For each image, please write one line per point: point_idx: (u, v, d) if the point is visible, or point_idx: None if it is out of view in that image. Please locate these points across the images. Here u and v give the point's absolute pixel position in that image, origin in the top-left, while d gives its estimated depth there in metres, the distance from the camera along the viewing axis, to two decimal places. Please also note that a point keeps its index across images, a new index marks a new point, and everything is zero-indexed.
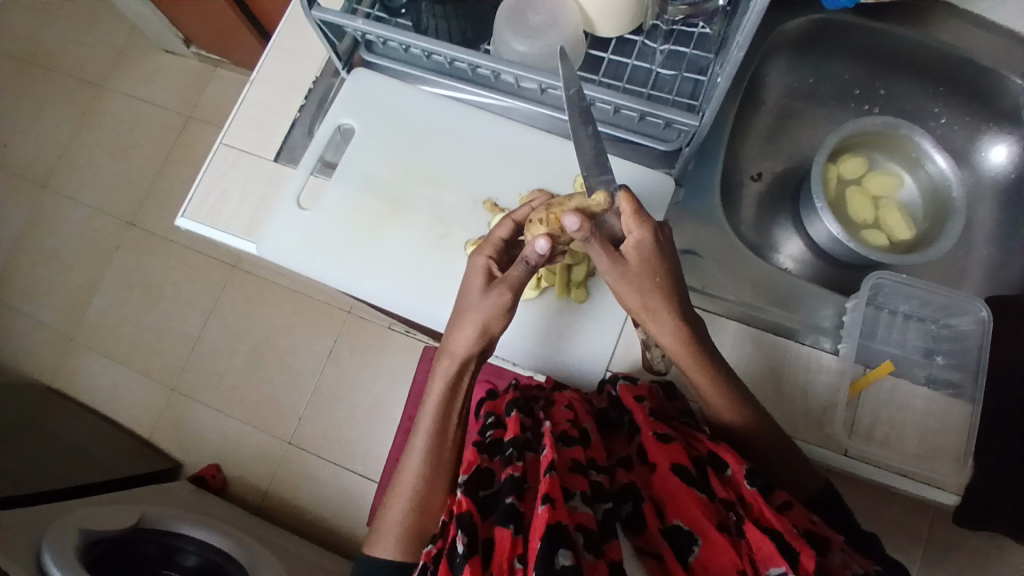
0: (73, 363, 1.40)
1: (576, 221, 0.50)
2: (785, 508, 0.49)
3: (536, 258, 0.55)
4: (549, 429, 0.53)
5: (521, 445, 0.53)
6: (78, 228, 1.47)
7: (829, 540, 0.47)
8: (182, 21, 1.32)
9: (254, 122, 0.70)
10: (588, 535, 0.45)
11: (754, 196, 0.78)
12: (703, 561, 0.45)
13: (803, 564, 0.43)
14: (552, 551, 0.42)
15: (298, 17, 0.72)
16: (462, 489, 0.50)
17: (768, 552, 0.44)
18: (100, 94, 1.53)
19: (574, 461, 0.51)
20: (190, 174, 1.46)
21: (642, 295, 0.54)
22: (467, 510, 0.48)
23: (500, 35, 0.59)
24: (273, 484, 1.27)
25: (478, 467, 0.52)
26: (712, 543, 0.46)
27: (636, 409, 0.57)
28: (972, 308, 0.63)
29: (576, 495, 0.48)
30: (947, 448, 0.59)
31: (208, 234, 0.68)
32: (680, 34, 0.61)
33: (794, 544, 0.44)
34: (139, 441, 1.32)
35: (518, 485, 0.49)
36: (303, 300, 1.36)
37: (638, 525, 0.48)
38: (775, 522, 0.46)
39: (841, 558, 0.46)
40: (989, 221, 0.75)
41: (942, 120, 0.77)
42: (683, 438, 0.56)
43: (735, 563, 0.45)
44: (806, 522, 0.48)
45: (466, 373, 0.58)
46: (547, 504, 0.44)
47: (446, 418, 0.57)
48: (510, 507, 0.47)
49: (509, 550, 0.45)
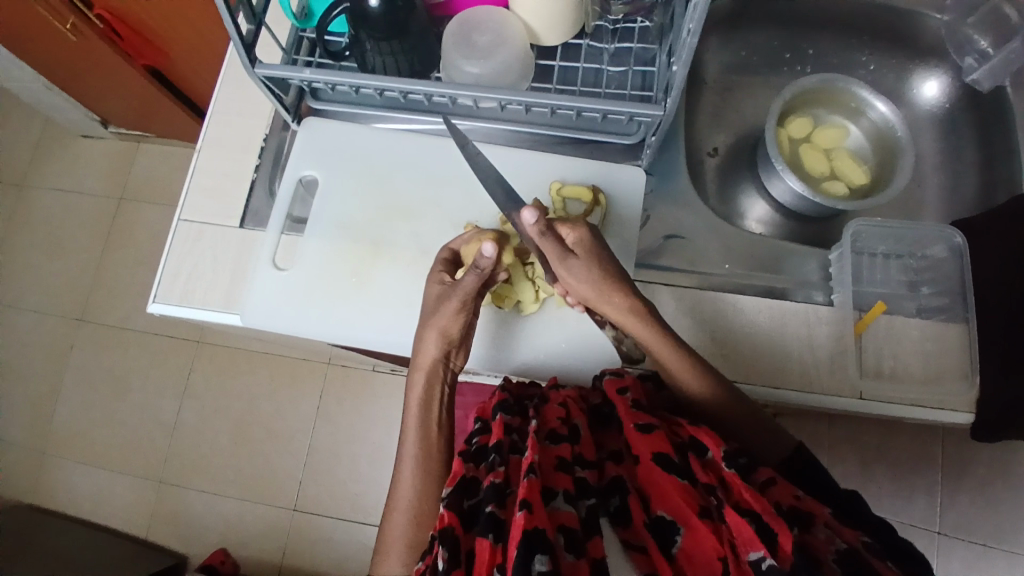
0: (46, 477, 1.31)
1: (534, 211, 0.51)
2: (768, 486, 0.45)
3: (486, 265, 0.54)
4: (533, 428, 0.49)
5: (504, 450, 0.48)
6: (24, 335, 1.38)
7: (813, 515, 0.43)
8: (96, 102, 1.27)
9: (211, 191, 0.67)
10: (570, 536, 0.41)
11: (714, 170, 0.81)
12: (686, 552, 0.42)
13: (781, 547, 0.39)
14: (528, 556, 0.38)
15: (237, 79, 0.71)
16: (445, 503, 0.46)
17: (746, 536, 0.40)
18: (22, 193, 1.45)
19: (559, 458, 0.47)
20: (133, 256, 1.40)
21: (598, 290, 0.53)
22: (448, 523, 0.44)
23: (450, 61, 0.59)
24: (286, 555, 1.22)
25: (463, 477, 0.48)
26: (694, 531, 0.42)
27: (619, 400, 0.53)
28: (946, 236, 0.68)
29: (559, 494, 0.43)
30: (950, 371, 0.61)
31: (184, 315, 0.64)
32: (623, 31, 0.64)
33: (772, 525, 0.40)
34: (135, 543, 1.24)
35: (500, 492, 0.44)
36: (279, 360, 1.31)
37: (624, 518, 0.45)
38: (754, 503, 0.41)
39: (826, 534, 0.41)
40: (934, 152, 0.82)
41: (872, 66, 0.85)
42: (666, 425, 0.52)
43: (717, 550, 0.41)
44: (789, 500, 0.44)
45: (439, 377, 0.58)
46: (524, 509, 0.40)
47: (430, 420, 0.57)
48: (489, 516, 0.42)
49: (487, 563, 0.40)
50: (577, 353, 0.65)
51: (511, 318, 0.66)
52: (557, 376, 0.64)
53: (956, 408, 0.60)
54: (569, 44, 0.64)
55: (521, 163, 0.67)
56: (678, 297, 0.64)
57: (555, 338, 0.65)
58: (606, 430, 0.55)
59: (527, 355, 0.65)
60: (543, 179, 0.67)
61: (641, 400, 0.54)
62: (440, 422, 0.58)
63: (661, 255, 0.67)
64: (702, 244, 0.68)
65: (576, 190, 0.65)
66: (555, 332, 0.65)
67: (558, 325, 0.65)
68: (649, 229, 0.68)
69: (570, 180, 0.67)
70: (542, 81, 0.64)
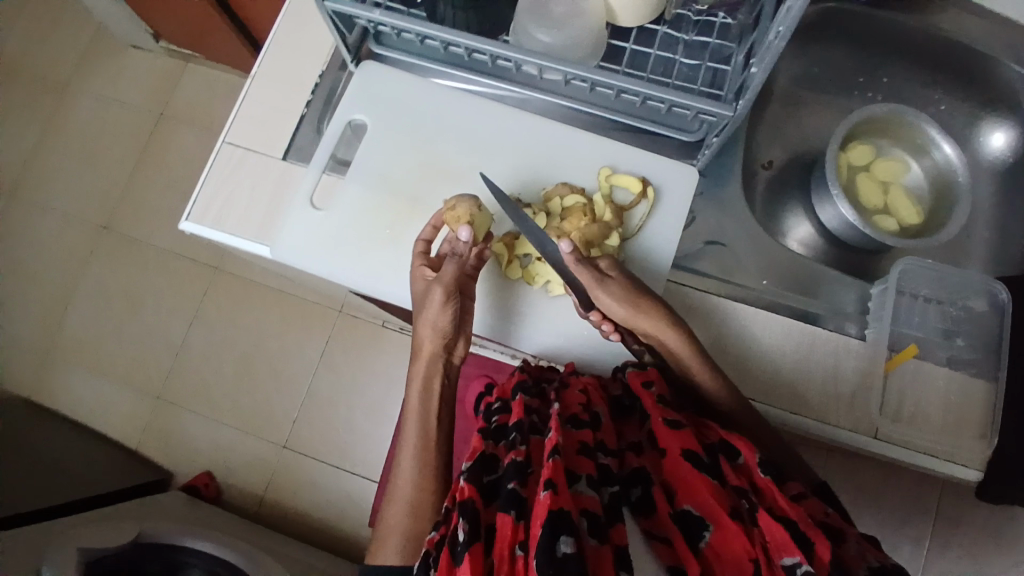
0: (51, 375, 1.33)
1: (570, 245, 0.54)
2: (799, 499, 0.45)
3: (466, 250, 0.58)
4: (556, 411, 0.48)
5: (525, 429, 0.48)
6: (48, 234, 1.39)
7: (844, 530, 0.43)
8: (152, 15, 1.26)
9: (260, 120, 0.67)
10: (594, 520, 0.40)
11: (765, 182, 0.79)
12: (715, 549, 0.40)
13: (818, 556, 0.39)
14: (553, 537, 0.37)
15: (303, 10, 0.70)
16: (465, 476, 0.45)
17: (781, 540, 0.40)
18: (66, 94, 1.45)
19: (581, 443, 0.46)
20: (165, 174, 1.40)
21: (630, 304, 0.55)
22: (468, 496, 0.44)
23: (522, 26, 0.58)
24: (269, 490, 1.23)
25: (482, 453, 0.48)
26: (724, 528, 0.41)
27: (645, 395, 0.53)
28: (991, 289, 0.67)
29: (582, 478, 0.43)
30: (970, 427, 0.60)
31: (214, 239, 0.65)
32: (703, 26, 0.62)
33: (810, 535, 0.40)
34: (126, 453, 1.26)
35: (522, 470, 0.44)
36: (292, 301, 1.32)
37: (648, 508, 0.43)
38: (790, 512, 0.42)
39: (858, 549, 0.41)
40: (991, 203, 0.80)
41: (942, 106, 0.82)
42: (694, 425, 0.51)
43: (748, 551, 0.40)
44: (821, 513, 0.44)
45: (438, 372, 0.59)
46: (549, 490, 0.40)
47: (427, 411, 0.57)
48: (512, 493, 0.42)
49: (509, 538, 0.40)
50: (598, 340, 0.64)
51: (534, 296, 0.64)
52: (573, 363, 0.63)
53: (967, 465, 0.59)
54: (645, 28, 0.63)
55: (575, 143, 0.66)
56: (706, 304, 0.63)
57: (579, 325, 0.64)
58: (628, 421, 0.55)
59: (547, 337, 0.64)
60: (593, 164, 0.66)
61: (665, 395, 0.53)
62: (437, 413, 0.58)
63: (698, 259, 0.66)
64: (741, 256, 0.67)
65: (626, 180, 0.64)
66: (578, 318, 0.64)
67: (582, 314, 0.64)
68: (690, 232, 0.67)
69: (621, 168, 0.65)
70: (610, 62, 0.62)
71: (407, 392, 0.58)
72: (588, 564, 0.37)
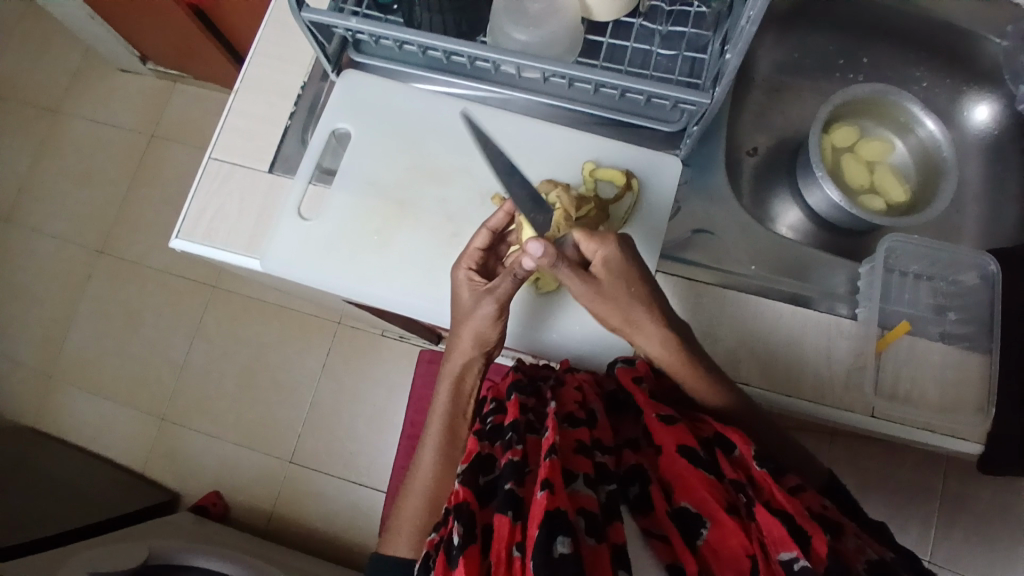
0: (54, 400, 1.33)
1: (539, 245, 0.47)
2: (797, 491, 0.45)
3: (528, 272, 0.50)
4: (552, 410, 0.48)
5: (521, 429, 0.48)
6: (45, 261, 1.40)
7: (842, 525, 0.43)
8: (138, 37, 1.27)
9: (244, 134, 0.67)
10: (591, 519, 0.40)
11: (752, 169, 0.79)
12: (712, 546, 0.41)
13: (814, 550, 0.39)
14: (549, 537, 0.37)
15: (282, 22, 0.70)
16: (461, 479, 0.46)
17: (778, 536, 0.40)
18: (57, 120, 1.46)
19: (578, 442, 0.46)
20: (159, 195, 1.40)
21: (623, 311, 0.51)
22: (463, 499, 0.44)
23: (500, 27, 0.59)
24: (277, 503, 1.23)
25: (478, 454, 0.48)
26: (721, 524, 0.41)
27: (638, 390, 0.53)
28: (979, 262, 0.66)
29: (579, 477, 0.43)
30: (967, 400, 0.60)
31: (204, 253, 0.65)
32: (679, 14, 0.62)
33: (806, 528, 0.40)
34: (133, 474, 1.26)
35: (518, 470, 0.44)
36: (292, 314, 1.32)
37: (645, 505, 0.44)
38: (786, 504, 0.42)
39: (855, 544, 0.42)
40: (979, 178, 0.80)
41: (925, 83, 0.82)
42: (689, 420, 0.52)
43: (745, 547, 0.40)
44: (818, 506, 0.44)
45: (471, 373, 0.58)
46: (546, 489, 0.40)
47: (458, 406, 0.58)
48: (509, 494, 0.42)
49: (506, 538, 0.40)
50: (591, 335, 0.64)
51: (531, 295, 0.65)
52: (568, 359, 0.64)
53: (967, 438, 0.60)
54: (621, 21, 0.63)
55: (559, 140, 0.67)
56: (694, 292, 0.63)
57: (572, 322, 0.65)
58: (623, 418, 0.55)
59: (541, 337, 0.65)
60: (578, 159, 0.66)
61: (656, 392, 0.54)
62: (469, 409, 0.59)
63: (687, 248, 0.67)
64: (730, 243, 0.67)
65: (610, 173, 0.64)
66: (571, 316, 0.65)
67: (575, 312, 0.65)
68: (677, 222, 0.68)
69: (605, 161, 0.66)
70: (588, 56, 0.63)
71: (437, 388, 0.58)
72: (585, 563, 0.37)
